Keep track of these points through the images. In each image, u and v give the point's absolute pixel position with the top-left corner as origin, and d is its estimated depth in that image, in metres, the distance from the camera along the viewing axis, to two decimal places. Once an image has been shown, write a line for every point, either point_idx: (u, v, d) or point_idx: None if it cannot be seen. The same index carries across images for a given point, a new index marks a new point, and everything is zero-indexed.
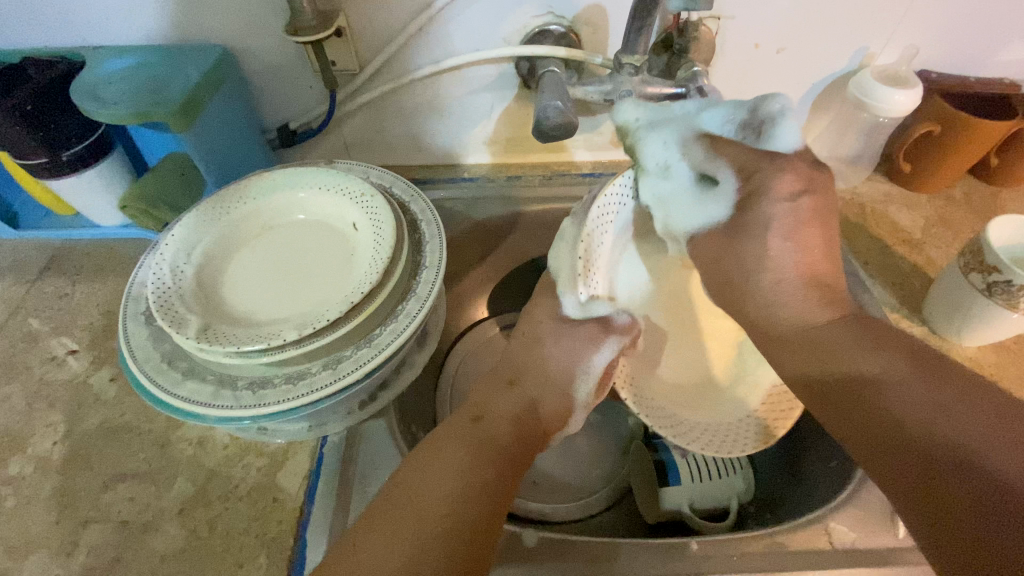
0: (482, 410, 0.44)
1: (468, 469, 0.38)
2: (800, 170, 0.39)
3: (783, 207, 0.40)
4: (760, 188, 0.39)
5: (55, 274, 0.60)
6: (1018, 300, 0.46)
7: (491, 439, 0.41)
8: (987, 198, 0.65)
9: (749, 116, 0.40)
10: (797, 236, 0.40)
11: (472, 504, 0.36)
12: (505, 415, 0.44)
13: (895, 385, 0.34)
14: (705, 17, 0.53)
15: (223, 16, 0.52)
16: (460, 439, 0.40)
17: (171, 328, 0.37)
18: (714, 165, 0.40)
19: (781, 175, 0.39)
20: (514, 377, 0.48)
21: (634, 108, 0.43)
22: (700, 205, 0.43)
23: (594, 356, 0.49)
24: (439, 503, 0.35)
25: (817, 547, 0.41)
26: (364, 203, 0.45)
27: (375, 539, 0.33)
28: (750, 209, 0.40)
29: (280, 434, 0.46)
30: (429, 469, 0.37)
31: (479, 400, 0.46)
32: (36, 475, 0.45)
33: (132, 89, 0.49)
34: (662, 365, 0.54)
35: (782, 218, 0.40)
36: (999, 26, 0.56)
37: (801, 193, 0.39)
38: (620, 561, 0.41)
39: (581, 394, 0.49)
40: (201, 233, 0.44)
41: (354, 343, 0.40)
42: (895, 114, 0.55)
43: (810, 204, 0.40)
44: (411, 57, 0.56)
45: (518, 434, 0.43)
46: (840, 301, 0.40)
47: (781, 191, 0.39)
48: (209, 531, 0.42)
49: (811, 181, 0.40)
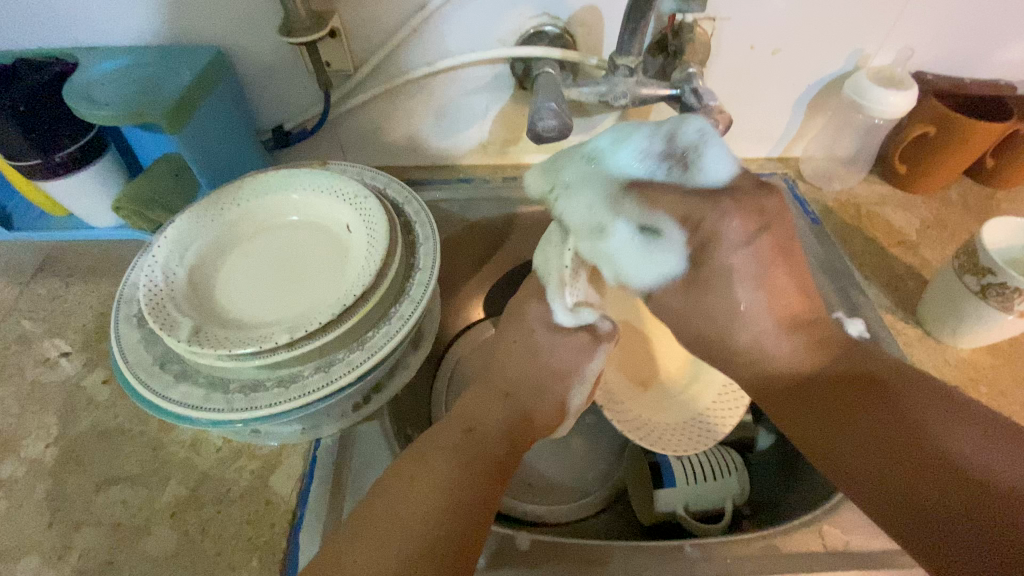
0: (475, 420, 0.43)
1: (458, 483, 0.37)
2: (751, 208, 0.40)
3: (741, 253, 0.41)
4: (715, 233, 0.40)
5: (49, 275, 0.59)
6: (1011, 302, 0.46)
7: (481, 450, 0.41)
8: (982, 199, 0.65)
9: (668, 148, 0.41)
10: (764, 281, 0.42)
11: (457, 518, 0.36)
12: (496, 425, 0.43)
13: (917, 411, 0.35)
14: (701, 18, 0.53)
15: (217, 16, 0.52)
16: (450, 450, 0.40)
17: (162, 330, 0.37)
18: (648, 214, 0.41)
19: (730, 218, 0.40)
20: (507, 391, 0.47)
21: (545, 176, 0.46)
22: (648, 250, 0.43)
23: (589, 364, 0.49)
24: (423, 517, 0.35)
25: (810, 549, 0.41)
26: (358, 205, 0.45)
27: (357, 550, 0.33)
28: (709, 257, 0.42)
29: (273, 437, 0.45)
30: (418, 480, 0.37)
31: (474, 407, 0.45)
32: (28, 478, 0.45)
33: (125, 89, 0.49)
34: (627, 374, 0.57)
35: (743, 267, 0.41)
36: (995, 27, 0.56)
37: (760, 232, 0.40)
38: (614, 563, 0.41)
39: (576, 401, 0.50)
40: (194, 235, 0.44)
41: (347, 346, 0.39)
42: (890, 115, 0.55)
43: (769, 245, 0.41)
44: (406, 58, 0.56)
45: (508, 445, 0.42)
46: (823, 336, 0.41)
47: (735, 237, 0.40)
48: (202, 533, 0.42)
49: (766, 219, 0.40)
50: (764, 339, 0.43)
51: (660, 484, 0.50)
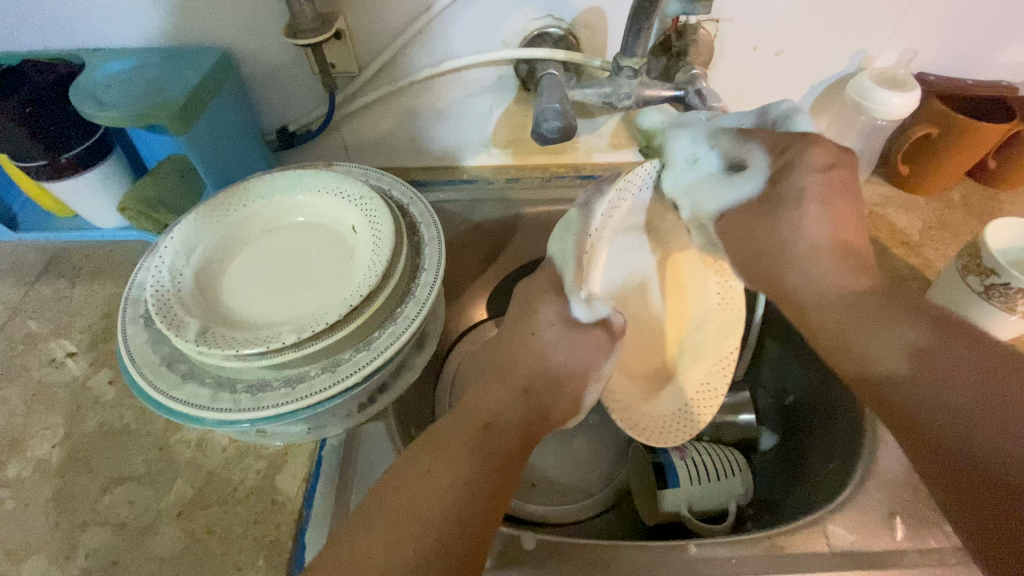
0: (491, 412, 0.43)
1: (465, 482, 0.37)
2: (827, 146, 0.43)
3: (816, 177, 0.43)
4: (792, 162, 0.43)
5: (53, 276, 0.60)
6: (1015, 302, 0.46)
7: (497, 447, 0.40)
8: (985, 200, 0.65)
9: (763, 115, 0.45)
10: (830, 204, 0.43)
11: (470, 516, 0.36)
12: (511, 421, 0.43)
13: (935, 385, 0.33)
14: (704, 20, 0.53)
15: (222, 18, 0.52)
16: (465, 444, 0.39)
17: (170, 330, 0.37)
18: (743, 149, 0.44)
19: (814, 148, 0.42)
20: (525, 388, 0.46)
21: (657, 115, 0.48)
22: (735, 184, 0.45)
23: (603, 362, 0.48)
24: (436, 513, 0.35)
25: (815, 549, 0.41)
26: (363, 206, 0.45)
27: (370, 543, 0.34)
28: (783, 180, 0.43)
29: (278, 437, 0.45)
30: (430, 474, 0.37)
31: (488, 400, 0.44)
32: (35, 478, 0.45)
33: (131, 91, 0.49)
34: (636, 363, 0.54)
35: (814, 189, 0.43)
36: (996, 28, 0.56)
37: (830, 166, 0.43)
38: (618, 563, 0.41)
39: (588, 398, 0.49)
40: (200, 235, 0.44)
41: (353, 346, 0.40)
42: (892, 117, 0.55)
43: (838, 177, 0.43)
44: (411, 60, 0.56)
45: (521, 441, 0.43)
46: (866, 265, 0.42)
47: (813, 162, 0.42)
48: (208, 533, 0.42)
49: (835, 157, 0.43)
50: (815, 263, 0.43)
51: (664, 484, 0.50)
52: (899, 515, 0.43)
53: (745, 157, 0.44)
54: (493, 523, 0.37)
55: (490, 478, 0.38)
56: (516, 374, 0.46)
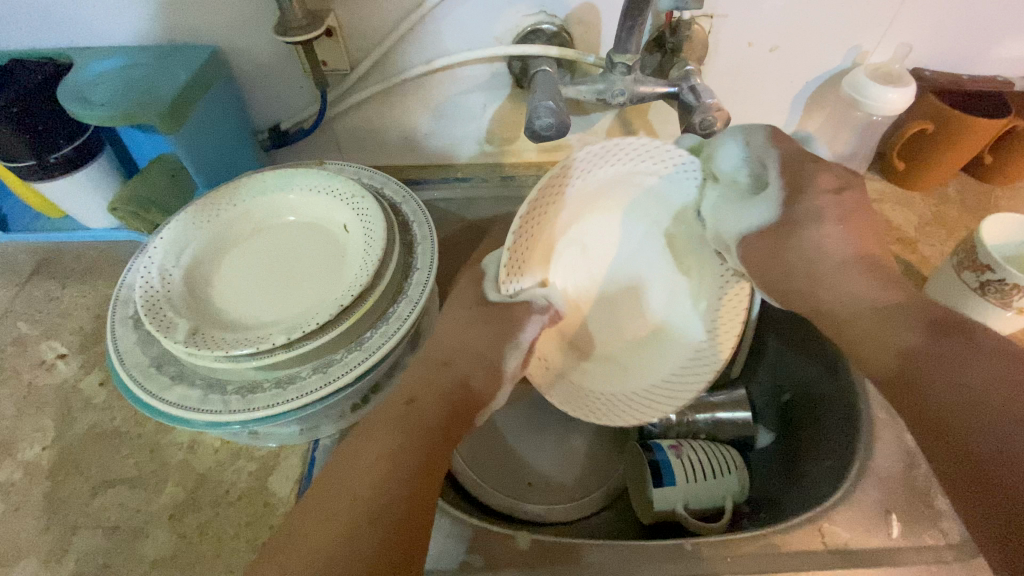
0: (414, 388, 0.41)
1: (393, 456, 0.37)
2: (852, 194, 0.42)
3: (834, 195, 0.40)
4: (806, 180, 0.41)
5: (43, 278, 0.59)
6: (1011, 298, 0.45)
7: (414, 422, 0.39)
8: (981, 196, 0.65)
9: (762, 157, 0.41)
10: (847, 218, 0.40)
11: (386, 494, 0.35)
12: (436, 395, 0.41)
13: (963, 382, 0.31)
14: (698, 16, 0.53)
15: (211, 14, 0.51)
16: (385, 425, 0.38)
17: (158, 332, 0.36)
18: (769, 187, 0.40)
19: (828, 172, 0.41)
20: (446, 358, 0.43)
21: (727, 153, 0.41)
22: (762, 203, 0.40)
23: (523, 331, 0.44)
24: (361, 487, 0.35)
25: (811, 548, 0.41)
26: (355, 205, 0.44)
27: (303, 529, 0.34)
28: (799, 203, 0.40)
29: (271, 439, 0.45)
30: (360, 454, 0.37)
31: (417, 375, 0.42)
32: (25, 481, 0.45)
33: (120, 89, 0.48)
34: (581, 339, 0.50)
35: (830, 207, 0.40)
36: (991, 24, 0.56)
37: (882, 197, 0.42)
38: (609, 562, 0.41)
39: (510, 365, 0.44)
40: (190, 235, 0.44)
41: (345, 346, 0.39)
42: (888, 112, 0.55)
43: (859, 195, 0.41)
44: (403, 57, 0.55)
45: (448, 412, 0.41)
46: (898, 279, 0.38)
47: (822, 183, 0.41)
48: (200, 535, 0.42)
49: (845, 180, 0.42)
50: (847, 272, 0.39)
51: (658, 482, 0.50)
52: (894, 513, 0.43)
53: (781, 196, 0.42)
54: (427, 494, 0.36)
55: (413, 453, 0.37)
56: (442, 348, 0.44)
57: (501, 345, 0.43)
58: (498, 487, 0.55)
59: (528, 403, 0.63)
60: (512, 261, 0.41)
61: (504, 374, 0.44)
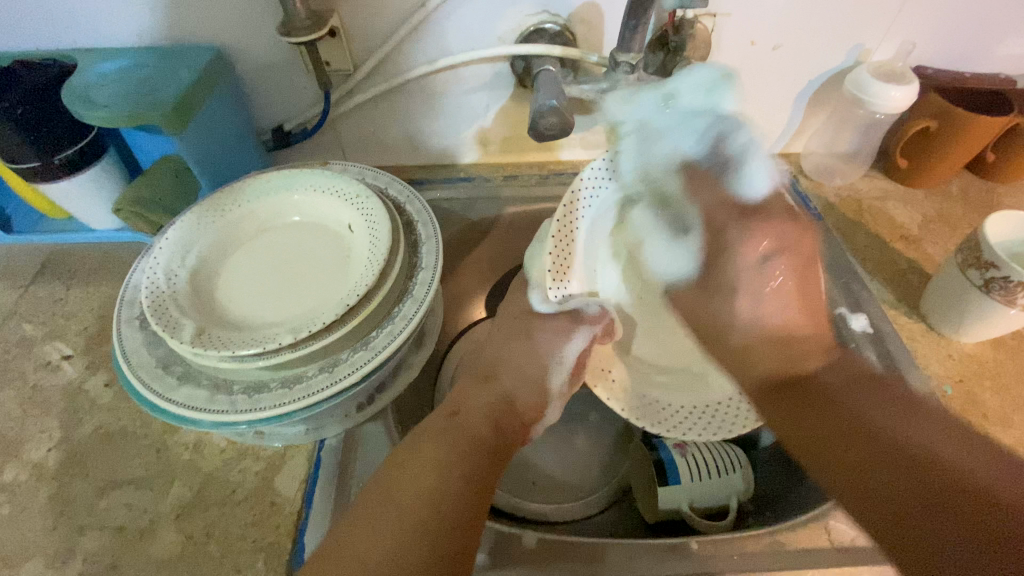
0: (459, 405, 0.44)
1: (442, 463, 0.38)
2: (771, 229, 0.41)
3: (752, 271, 0.42)
4: (727, 246, 0.43)
5: (47, 279, 0.59)
6: (1015, 296, 0.45)
7: (468, 435, 0.41)
8: (984, 193, 0.65)
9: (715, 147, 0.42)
10: (763, 294, 0.42)
11: (454, 501, 0.36)
12: (484, 410, 0.44)
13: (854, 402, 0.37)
14: (701, 15, 0.53)
15: (214, 14, 0.51)
16: (438, 434, 0.40)
17: (165, 332, 0.36)
18: (688, 206, 0.44)
19: (752, 236, 0.41)
20: (490, 373, 0.49)
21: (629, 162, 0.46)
22: (676, 247, 0.46)
23: (567, 346, 0.50)
24: (412, 491, 0.35)
25: (817, 546, 0.41)
26: (359, 205, 0.44)
27: (363, 529, 0.33)
28: (719, 267, 0.43)
29: (276, 438, 0.45)
30: (408, 461, 0.37)
31: (470, 398, 0.46)
32: (31, 482, 0.45)
33: (124, 89, 0.48)
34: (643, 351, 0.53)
35: (744, 279, 0.43)
36: (994, 21, 0.56)
37: (809, 259, 0.42)
38: (615, 560, 0.41)
39: (556, 382, 0.50)
40: (196, 236, 0.44)
41: (350, 346, 0.39)
42: (892, 110, 0.55)
43: (790, 267, 0.41)
44: (406, 57, 0.55)
45: (494, 429, 0.43)
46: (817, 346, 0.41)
47: (749, 253, 0.42)
48: (206, 535, 0.42)
49: (783, 241, 0.41)
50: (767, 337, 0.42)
51: (663, 481, 0.50)
52: None
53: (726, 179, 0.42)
54: (475, 503, 0.37)
55: (459, 461, 0.38)
56: (499, 371, 0.49)
57: (539, 360, 0.50)
58: (503, 487, 0.56)
59: None
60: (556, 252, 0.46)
61: (555, 389, 0.50)
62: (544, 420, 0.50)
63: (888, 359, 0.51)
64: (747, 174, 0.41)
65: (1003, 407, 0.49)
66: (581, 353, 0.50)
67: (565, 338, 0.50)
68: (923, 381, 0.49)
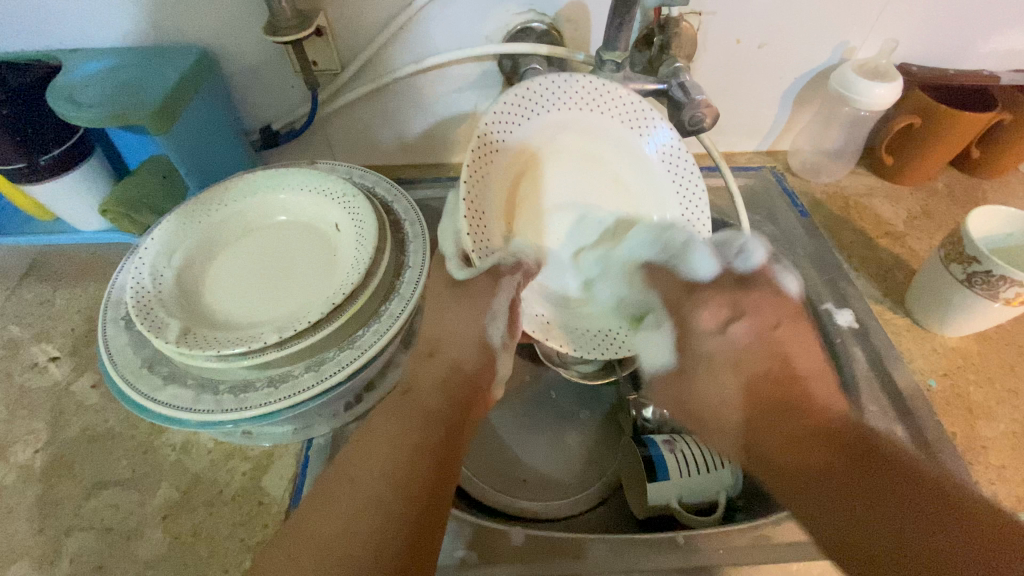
0: (411, 379, 0.40)
1: (398, 438, 0.35)
2: (724, 300, 0.47)
3: (716, 340, 0.47)
4: (689, 325, 0.47)
5: (34, 281, 0.59)
6: (997, 289, 0.46)
7: (419, 408, 0.38)
8: (969, 189, 0.66)
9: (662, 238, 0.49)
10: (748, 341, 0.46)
11: (405, 475, 0.34)
12: (434, 382, 0.39)
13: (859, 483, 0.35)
14: (686, 13, 0.53)
15: (201, 14, 0.51)
16: (388, 410, 0.37)
17: (149, 332, 0.36)
18: (653, 302, 0.49)
19: (703, 307, 0.47)
20: (431, 348, 0.42)
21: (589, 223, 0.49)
22: (656, 339, 0.49)
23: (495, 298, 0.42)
24: (365, 472, 0.34)
25: (803, 539, 0.42)
26: (346, 204, 0.44)
27: (317, 511, 0.32)
28: (689, 346, 0.48)
29: (264, 438, 0.45)
30: (364, 439, 0.35)
31: (421, 368, 0.41)
32: (17, 485, 0.44)
33: (109, 90, 0.48)
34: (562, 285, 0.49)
35: (719, 353, 0.47)
36: (977, 19, 0.56)
37: (775, 324, 0.46)
38: (605, 556, 0.41)
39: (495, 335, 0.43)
40: (181, 236, 0.43)
41: (337, 344, 0.39)
42: (876, 107, 0.55)
43: (745, 331, 0.46)
44: (393, 57, 0.56)
45: (451, 397, 0.39)
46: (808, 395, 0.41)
47: (707, 326, 0.47)
48: (194, 535, 0.42)
49: (734, 310, 0.47)
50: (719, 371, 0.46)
51: (653, 476, 0.50)
52: None
53: (677, 270, 0.48)
54: (435, 481, 0.34)
55: (416, 435, 0.36)
56: (441, 344, 0.42)
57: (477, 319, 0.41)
58: (493, 485, 0.56)
59: (522, 401, 0.64)
60: (471, 198, 0.41)
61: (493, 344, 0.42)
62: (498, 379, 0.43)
63: (873, 355, 0.52)
64: (698, 258, 0.48)
65: (987, 400, 0.50)
66: (514, 301, 0.43)
67: (493, 288, 0.42)
68: (907, 375, 0.50)
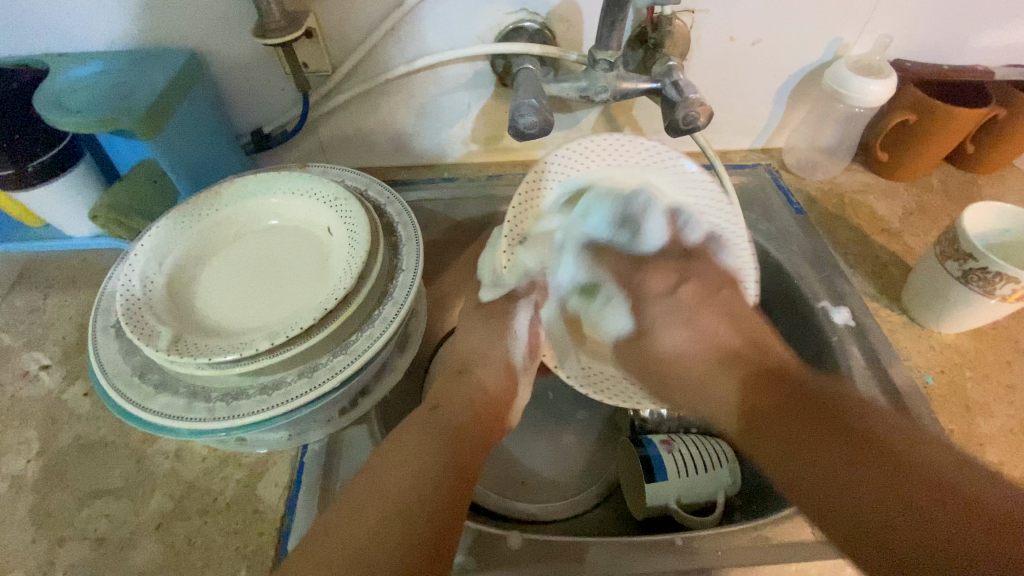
0: (441, 398, 0.45)
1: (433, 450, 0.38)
2: (670, 268, 0.53)
3: (663, 300, 0.53)
4: (639, 288, 0.53)
5: (24, 288, 0.58)
6: (994, 286, 0.45)
7: (448, 421, 0.42)
8: (965, 184, 0.66)
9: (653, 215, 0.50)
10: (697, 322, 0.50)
11: (434, 485, 0.36)
12: (462, 399, 0.45)
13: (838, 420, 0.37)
14: (679, 11, 0.53)
15: (189, 15, 0.50)
16: (422, 421, 0.41)
17: (140, 340, 0.36)
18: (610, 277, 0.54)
19: (651, 276, 0.53)
20: (463, 367, 0.49)
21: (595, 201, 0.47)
22: (620, 311, 0.53)
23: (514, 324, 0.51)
24: (397, 481, 0.35)
25: (802, 539, 0.41)
26: (338, 207, 0.44)
27: (346, 517, 0.33)
28: (643, 309, 0.53)
29: (258, 446, 0.45)
30: (394, 448, 0.38)
31: (449, 389, 0.46)
32: (9, 494, 0.44)
33: (95, 95, 0.47)
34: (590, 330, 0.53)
35: (669, 312, 0.52)
36: (972, 15, 0.56)
37: (718, 289, 0.50)
38: (599, 560, 0.40)
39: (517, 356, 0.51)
40: (173, 242, 0.43)
41: (330, 351, 0.39)
42: (870, 103, 0.55)
43: (691, 292, 0.51)
44: (385, 57, 0.55)
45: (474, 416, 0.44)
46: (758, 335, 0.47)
47: (658, 288, 0.53)
48: (188, 545, 0.41)
49: (682, 275, 0.52)
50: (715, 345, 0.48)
51: (651, 478, 0.50)
52: None
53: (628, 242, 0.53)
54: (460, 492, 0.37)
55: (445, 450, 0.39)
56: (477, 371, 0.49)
57: (499, 343, 0.50)
58: (492, 488, 0.56)
59: None
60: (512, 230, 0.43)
61: (515, 366, 0.50)
62: (518, 395, 0.50)
63: (871, 353, 0.52)
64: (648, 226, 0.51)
65: (985, 398, 0.49)
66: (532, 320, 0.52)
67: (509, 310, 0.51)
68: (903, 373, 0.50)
